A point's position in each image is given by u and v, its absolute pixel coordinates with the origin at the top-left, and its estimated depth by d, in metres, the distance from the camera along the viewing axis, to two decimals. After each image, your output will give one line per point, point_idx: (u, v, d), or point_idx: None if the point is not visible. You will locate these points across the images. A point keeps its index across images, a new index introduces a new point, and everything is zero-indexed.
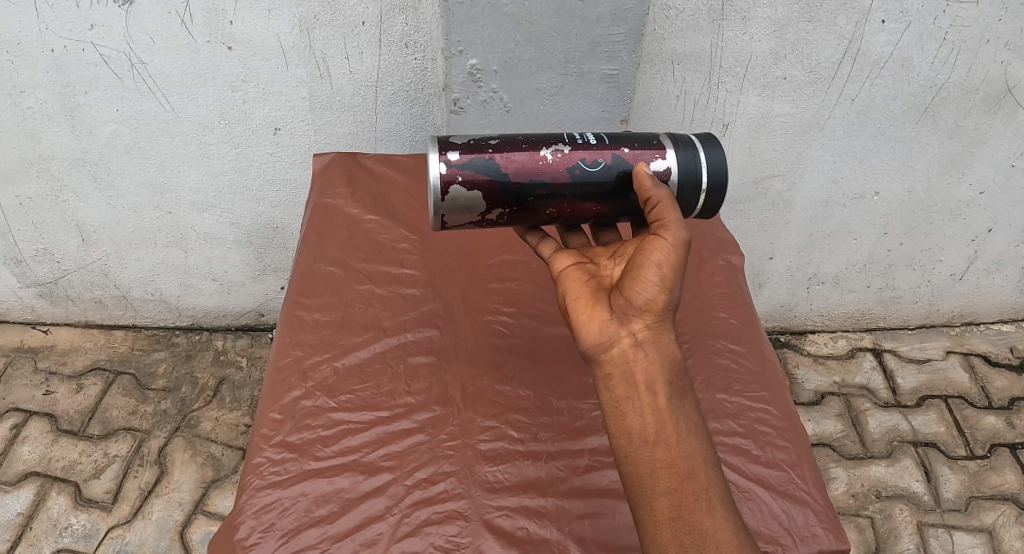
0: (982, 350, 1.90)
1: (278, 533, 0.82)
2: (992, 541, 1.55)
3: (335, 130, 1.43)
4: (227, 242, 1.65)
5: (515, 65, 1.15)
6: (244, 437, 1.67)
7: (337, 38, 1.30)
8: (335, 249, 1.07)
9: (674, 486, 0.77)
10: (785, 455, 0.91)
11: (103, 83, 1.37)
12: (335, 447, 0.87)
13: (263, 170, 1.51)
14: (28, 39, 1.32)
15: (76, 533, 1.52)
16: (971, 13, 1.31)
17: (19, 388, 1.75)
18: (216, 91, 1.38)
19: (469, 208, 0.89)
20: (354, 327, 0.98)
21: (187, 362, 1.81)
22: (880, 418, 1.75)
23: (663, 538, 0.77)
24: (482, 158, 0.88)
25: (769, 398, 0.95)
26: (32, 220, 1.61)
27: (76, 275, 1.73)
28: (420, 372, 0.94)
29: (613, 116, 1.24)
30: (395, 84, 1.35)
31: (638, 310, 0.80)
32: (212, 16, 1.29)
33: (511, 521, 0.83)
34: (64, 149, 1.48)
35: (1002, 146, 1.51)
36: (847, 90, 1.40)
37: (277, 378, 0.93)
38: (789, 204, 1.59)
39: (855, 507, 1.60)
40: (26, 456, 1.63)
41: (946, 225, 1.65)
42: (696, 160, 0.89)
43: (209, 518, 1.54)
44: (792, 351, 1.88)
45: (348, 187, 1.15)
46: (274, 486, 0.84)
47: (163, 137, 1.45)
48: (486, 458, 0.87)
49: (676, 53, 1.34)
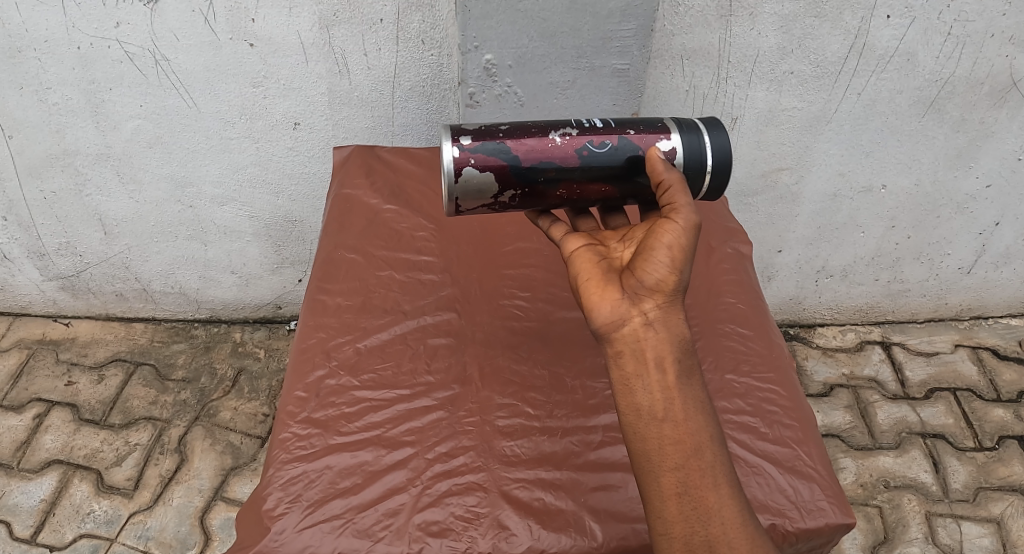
0: (990, 343, 1.92)
1: (305, 504, 0.85)
2: (1000, 532, 1.57)
3: (353, 124, 1.47)
4: (245, 235, 1.69)
5: (529, 60, 1.18)
6: (262, 426, 1.70)
7: (356, 35, 1.34)
8: (356, 237, 1.10)
9: (681, 462, 0.79)
10: (792, 432, 0.93)
11: (128, 80, 1.41)
12: (358, 423, 0.90)
13: (283, 164, 1.54)
14: (55, 38, 1.36)
15: (98, 519, 1.56)
16: (975, 8, 1.33)
17: (41, 379, 1.80)
18: (238, 88, 1.42)
19: (482, 190, 0.91)
20: (376, 309, 1.01)
21: (206, 353, 1.84)
22: (889, 410, 1.77)
23: (670, 514, 0.79)
24: (494, 141, 0.91)
25: (776, 378, 0.98)
26: (56, 214, 1.65)
27: (98, 268, 1.77)
28: (439, 352, 0.97)
29: (624, 109, 1.27)
30: (411, 79, 1.39)
31: (648, 290, 0.83)
32: (234, 14, 1.33)
33: (527, 493, 0.85)
34: (88, 145, 1.52)
35: (1008, 139, 1.53)
36: (853, 84, 1.43)
37: (302, 358, 0.97)
38: (797, 197, 1.61)
39: (864, 496, 1.62)
40: (49, 444, 1.67)
41: (953, 218, 1.67)
42: (700, 142, 0.92)
43: (228, 504, 1.58)
44: (801, 344, 1.91)
45: (368, 178, 1.18)
46: (300, 459, 0.87)
47: (185, 132, 1.49)
48: (503, 433, 0.90)
49: (685, 49, 1.37)
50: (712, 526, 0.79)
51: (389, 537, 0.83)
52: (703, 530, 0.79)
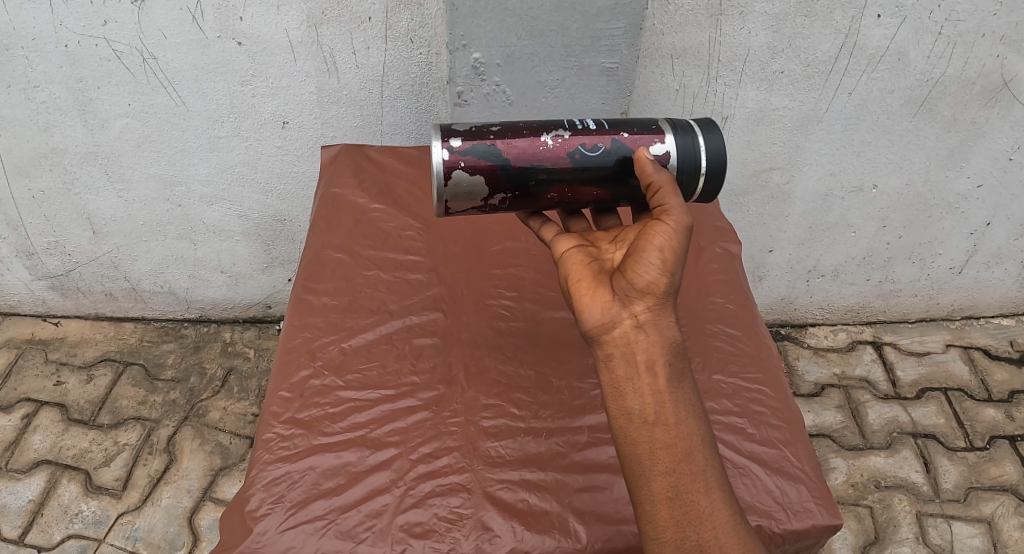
0: (981, 343, 1.92)
1: (287, 505, 0.84)
2: (991, 532, 1.57)
3: (343, 123, 1.46)
4: (235, 234, 1.68)
5: (518, 59, 1.18)
6: (251, 427, 1.70)
7: (344, 34, 1.33)
8: (343, 237, 1.09)
9: (672, 467, 0.79)
10: (779, 433, 0.93)
11: (116, 78, 1.40)
12: (343, 423, 0.90)
13: (272, 163, 1.53)
14: (42, 35, 1.35)
15: (86, 520, 1.55)
16: (966, 8, 1.33)
17: (29, 379, 1.79)
18: (226, 86, 1.41)
19: (473, 193, 0.91)
20: (361, 309, 1.01)
21: (196, 353, 1.84)
22: (879, 410, 1.77)
23: (660, 519, 0.78)
24: (484, 143, 0.90)
25: (764, 378, 0.98)
26: (44, 213, 1.64)
27: (87, 268, 1.76)
28: (425, 352, 0.96)
29: (613, 108, 1.27)
30: (400, 78, 1.38)
31: (640, 293, 0.82)
32: (223, 12, 1.32)
33: (511, 494, 0.85)
34: (76, 143, 1.51)
35: (1000, 139, 1.53)
36: (844, 83, 1.42)
37: (287, 358, 0.96)
38: (788, 197, 1.61)
39: (854, 496, 1.62)
40: (37, 444, 1.67)
41: (944, 218, 1.67)
42: (694, 144, 0.91)
43: (216, 505, 1.57)
44: (793, 344, 1.91)
45: (355, 177, 1.18)
46: (283, 459, 0.87)
47: (173, 130, 1.48)
48: (488, 434, 0.89)
49: (675, 48, 1.36)
50: (703, 531, 0.78)
51: (371, 539, 0.82)
52: (694, 535, 0.78)
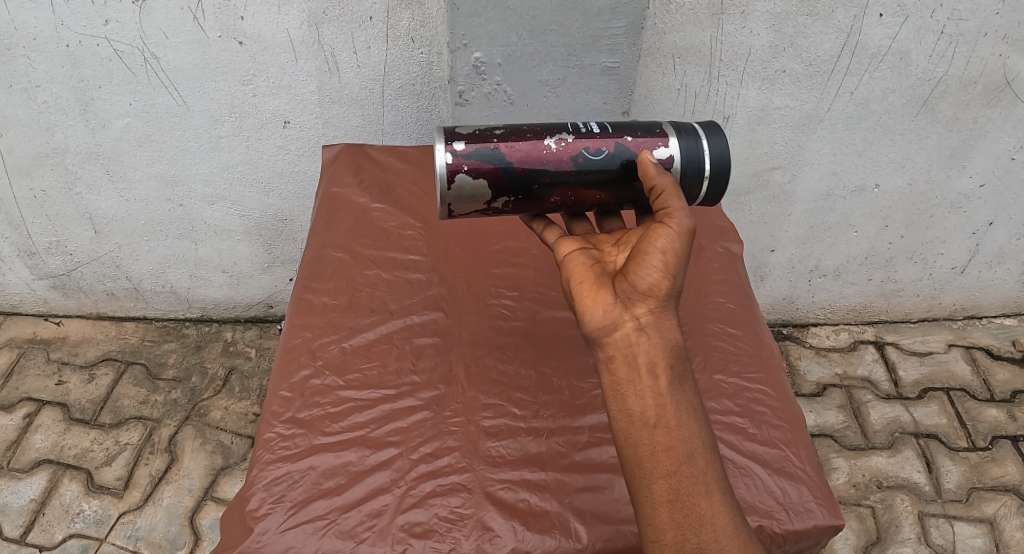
0: (984, 343, 1.91)
1: (288, 504, 0.84)
2: (993, 532, 1.56)
3: (344, 123, 1.46)
4: (236, 234, 1.68)
5: (519, 58, 1.18)
6: (253, 426, 1.70)
7: (345, 33, 1.33)
8: (344, 236, 1.09)
9: (672, 470, 0.79)
10: (780, 433, 0.93)
11: (116, 77, 1.40)
12: (343, 423, 0.90)
13: (273, 163, 1.53)
14: (43, 35, 1.35)
15: (88, 519, 1.55)
16: (969, 6, 1.33)
17: (31, 378, 1.79)
18: (227, 85, 1.41)
19: (476, 196, 0.91)
20: (362, 309, 1.01)
21: (197, 353, 1.84)
22: (881, 410, 1.77)
23: (661, 521, 0.78)
24: (488, 146, 0.90)
25: (765, 378, 0.97)
26: (46, 212, 1.64)
27: (88, 267, 1.77)
28: (425, 351, 0.96)
29: (614, 107, 1.27)
30: (402, 77, 1.38)
31: (641, 295, 0.82)
32: (223, 11, 1.32)
33: (512, 494, 0.85)
34: (78, 143, 1.51)
35: (1002, 139, 1.53)
36: (845, 83, 1.42)
37: (287, 357, 0.96)
38: (790, 196, 1.61)
39: (856, 496, 1.61)
40: (39, 444, 1.67)
41: (947, 218, 1.67)
42: (698, 147, 0.91)
43: (218, 504, 1.57)
44: (794, 344, 1.90)
45: (356, 177, 1.18)
46: (284, 459, 0.87)
47: (174, 130, 1.48)
48: (488, 433, 0.89)
49: (676, 47, 1.36)
50: (704, 534, 0.78)
51: (372, 539, 0.82)
52: (695, 537, 0.78)
